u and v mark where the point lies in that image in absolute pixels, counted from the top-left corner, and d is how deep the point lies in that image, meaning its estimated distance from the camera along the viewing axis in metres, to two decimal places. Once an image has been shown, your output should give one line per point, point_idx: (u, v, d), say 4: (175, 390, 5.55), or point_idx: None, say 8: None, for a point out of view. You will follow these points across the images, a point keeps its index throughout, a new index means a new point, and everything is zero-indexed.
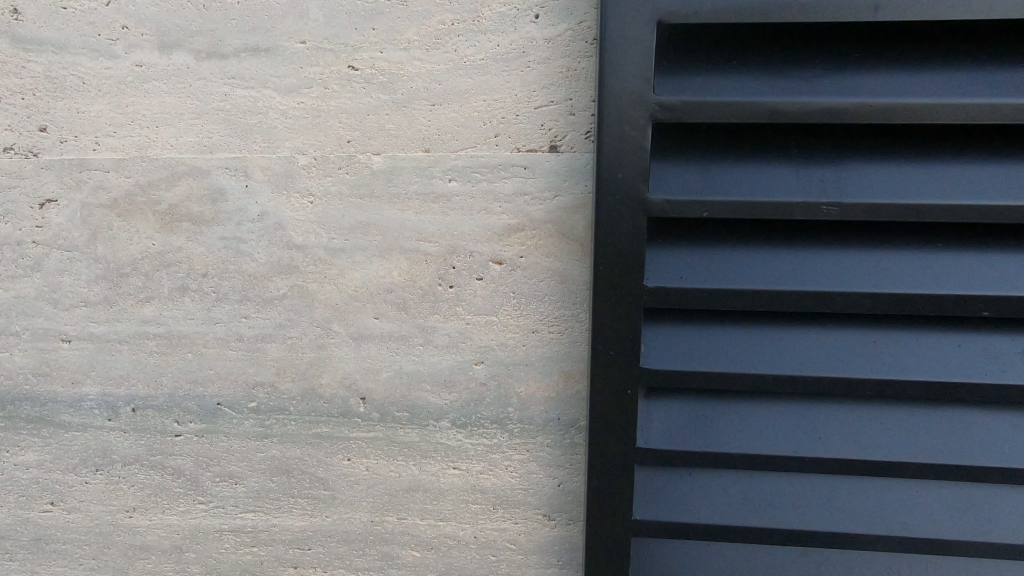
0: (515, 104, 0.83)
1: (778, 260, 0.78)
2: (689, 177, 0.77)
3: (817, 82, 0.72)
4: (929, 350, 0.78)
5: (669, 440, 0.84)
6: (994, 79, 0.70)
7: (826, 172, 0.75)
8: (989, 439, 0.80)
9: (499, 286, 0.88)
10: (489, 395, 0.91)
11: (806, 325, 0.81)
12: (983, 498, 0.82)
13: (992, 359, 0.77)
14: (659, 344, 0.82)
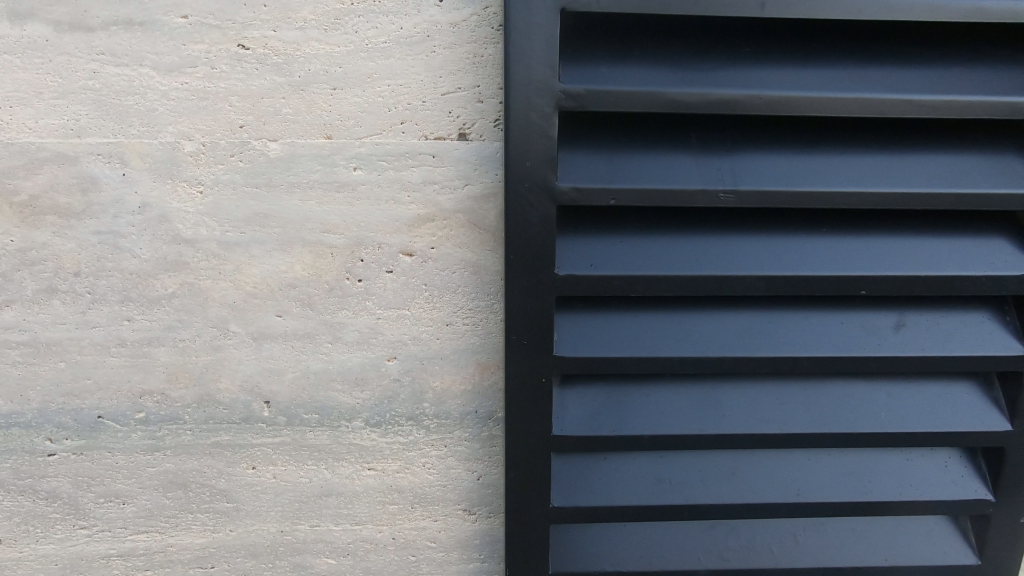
0: (421, 90, 0.79)
1: (684, 245, 0.78)
2: (595, 165, 0.75)
3: (714, 72, 0.72)
4: (823, 330, 0.81)
5: (584, 425, 0.83)
6: (873, 74, 0.73)
7: (724, 161, 0.76)
8: (876, 407, 0.85)
9: (410, 279, 0.85)
10: (403, 391, 0.89)
11: (715, 311, 0.81)
12: (866, 465, 0.88)
13: (877, 335, 0.82)
14: (572, 332, 0.81)
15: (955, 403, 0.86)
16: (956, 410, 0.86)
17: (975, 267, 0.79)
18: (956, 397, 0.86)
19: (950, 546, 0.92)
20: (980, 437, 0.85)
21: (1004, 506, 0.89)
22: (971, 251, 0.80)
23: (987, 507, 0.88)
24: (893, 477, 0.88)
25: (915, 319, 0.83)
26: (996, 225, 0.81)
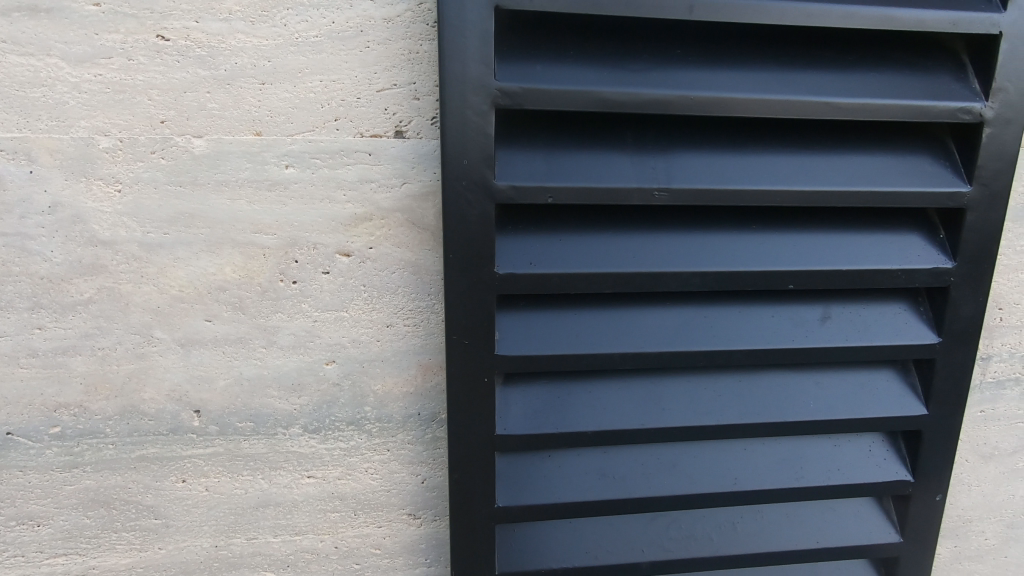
0: (355, 86, 0.77)
1: (621, 243, 0.79)
2: (533, 164, 0.76)
3: (647, 73, 0.74)
4: (755, 323, 0.84)
5: (527, 424, 0.83)
6: (796, 77, 0.76)
7: (658, 160, 0.77)
8: (805, 397, 0.88)
9: (348, 280, 0.83)
10: (343, 395, 0.86)
11: (651, 307, 0.83)
12: (797, 452, 0.92)
13: (804, 327, 0.86)
14: (513, 331, 0.81)
15: (876, 391, 0.91)
16: (877, 397, 0.91)
17: (891, 261, 0.84)
18: (878, 385, 0.91)
19: (875, 526, 0.97)
20: (899, 422, 0.90)
21: (922, 486, 0.94)
22: (887, 246, 0.85)
23: (906, 487, 0.94)
24: (822, 463, 0.92)
25: (839, 311, 0.87)
26: (909, 221, 0.87)
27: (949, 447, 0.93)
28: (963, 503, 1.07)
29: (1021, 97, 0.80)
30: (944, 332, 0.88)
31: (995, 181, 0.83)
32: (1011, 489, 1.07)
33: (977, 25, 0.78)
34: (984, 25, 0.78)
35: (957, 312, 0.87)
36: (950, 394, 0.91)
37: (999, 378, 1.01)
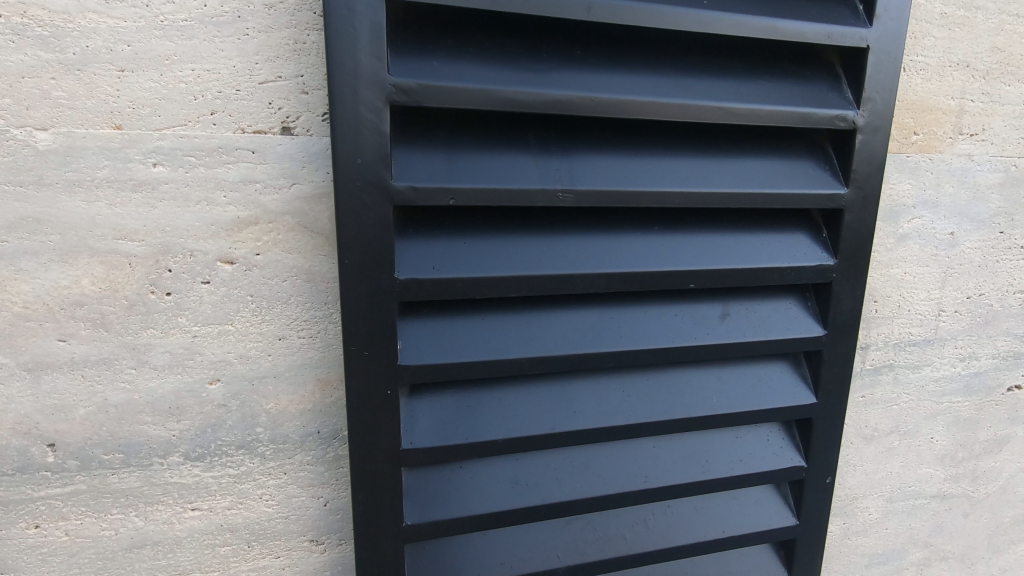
0: (233, 77, 0.71)
1: (527, 245, 0.78)
2: (432, 165, 0.72)
3: (547, 73, 0.73)
4: (659, 323, 0.86)
5: (435, 436, 0.79)
6: (690, 83, 0.78)
7: (562, 161, 0.76)
8: (707, 392, 0.91)
9: (232, 290, 0.75)
10: (230, 417, 0.79)
11: (559, 310, 0.82)
12: (702, 446, 0.95)
13: (704, 325, 0.88)
14: (417, 339, 0.77)
15: (772, 383, 0.96)
16: (772, 388, 0.95)
17: (780, 259, 0.88)
18: (772, 376, 0.96)
19: (774, 511, 1.02)
20: (793, 411, 0.95)
21: (814, 469, 1.00)
22: (777, 245, 0.89)
23: (801, 472, 0.99)
24: (725, 454, 0.96)
25: (736, 309, 0.91)
26: (796, 221, 0.92)
27: (835, 432, 1.00)
28: (850, 482, 1.15)
29: (887, 107, 0.87)
30: (829, 324, 0.94)
31: (867, 184, 0.89)
32: (888, 466, 1.17)
33: (848, 39, 0.83)
34: (854, 38, 0.84)
35: (839, 305, 0.93)
36: (835, 382, 0.97)
37: (877, 365, 1.10)
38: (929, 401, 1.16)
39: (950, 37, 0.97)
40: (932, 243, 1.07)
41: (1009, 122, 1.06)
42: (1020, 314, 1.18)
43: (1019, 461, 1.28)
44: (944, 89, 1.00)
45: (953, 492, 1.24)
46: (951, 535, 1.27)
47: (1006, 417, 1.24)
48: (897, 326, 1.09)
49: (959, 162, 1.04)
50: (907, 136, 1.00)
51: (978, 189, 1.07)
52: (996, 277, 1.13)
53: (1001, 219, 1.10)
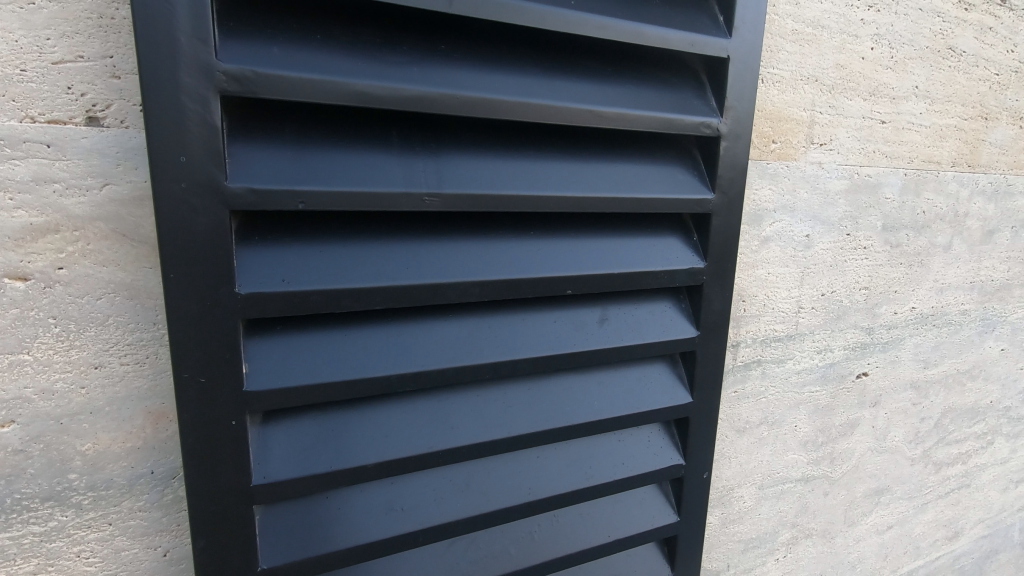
0: (15, 53, 0.58)
1: (392, 252, 0.72)
2: (278, 164, 0.64)
3: (406, 67, 0.67)
4: (537, 330, 0.83)
5: (293, 467, 0.71)
6: (559, 84, 0.77)
7: (427, 162, 0.71)
8: (588, 397, 0.90)
9: (27, 313, 0.62)
10: (32, 466, 0.65)
11: (430, 321, 0.77)
12: (586, 451, 0.94)
13: (583, 330, 0.87)
14: (268, 360, 0.68)
15: (650, 384, 0.97)
16: (651, 390, 0.97)
17: (654, 263, 0.89)
18: (651, 378, 0.97)
19: (657, 509, 1.04)
20: (671, 411, 0.97)
21: (692, 466, 1.03)
22: (650, 248, 0.90)
23: (680, 469, 1.02)
24: (609, 459, 0.96)
25: (614, 312, 0.91)
26: (668, 225, 0.93)
27: (710, 428, 1.03)
28: (726, 474, 1.20)
29: (747, 116, 0.91)
30: (701, 325, 0.97)
31: (732, 188, 0.93)
32: (759, 455, 1.24)
33: (711, 48, 0.86)
34: (716, 48, 0.86)
35: (710, 306, 0.97)
36: (708, 380, 1.00)
37: (747, 361, 1.16)
38: (793, 392, 1.25)
39: (801, 52, 1.04)
40: (791, 244, 1.14)
41: (853, 134, 1.15)
42: (866, 308, 1.30)
43: (867, 441, 1.42)
44: (797, 101, 1.07)
45: (815, 474, 1.35)
46: (814, 513, 1.38)
47: (856, 402, 1.36)
48: (763, 323, 1.16)
49: (812, 169, 1.12)
50: (767, 144, 1.05)
51: (827, 194, 1.16)
52: (845, 275, 1.24)
53: (847, 222, 1.20)
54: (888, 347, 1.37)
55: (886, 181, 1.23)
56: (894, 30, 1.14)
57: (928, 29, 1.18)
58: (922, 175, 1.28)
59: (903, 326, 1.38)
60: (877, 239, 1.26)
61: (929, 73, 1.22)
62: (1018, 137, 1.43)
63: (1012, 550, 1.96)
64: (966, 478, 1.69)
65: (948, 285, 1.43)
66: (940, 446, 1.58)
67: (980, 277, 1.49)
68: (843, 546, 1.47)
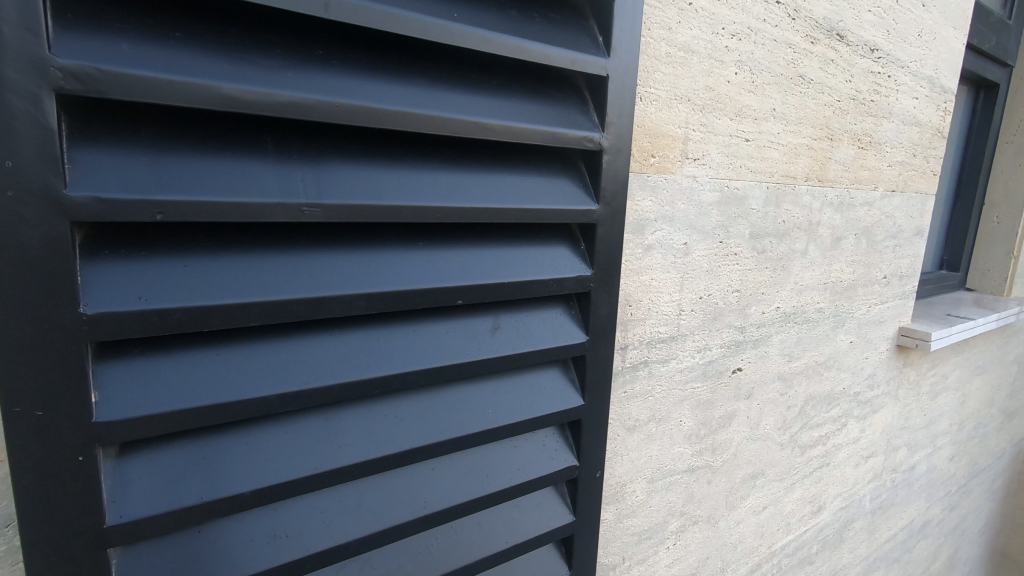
0: None
1: (268, 266, 0.68)
2: (132, 171, 0.59)
3: (279, 72, 0.65)
4: (427, 341, 0.83)
5: (156, 502, 0.64)
6: (443, 96, 0.77)
7: (305, 171, 0.69)
8: (482, 406, 0.91)
9: None
10: None
11: (313, 336, 0.74)
12: (482, 459, 0.95)
13: (475, 339, 0.88)
14: (123, 386, 0.62)
15: (544, 389, 1.00)
16: (545, 394, 0.99)
17: (542, 272, 0.92)
18: (545, 383, 1.00)
19: (554, 511, 1.07)
20: (564, 414, 1.00)
21: (585, 466, 1.07)
22: (539, 257, 0.93)
23: (574, 470, 1.05)
24: (505, 465, 0.97)
25: (506, 321, 0.92)
26: (556, 234, 0.97)
27: (600, 428, 1.08)
28: (619, 470, 1.26)
29: (626, 132, 0.97)
30: (590, 330, 1.01)
31: (614, 200, 0.98)
32: (648, 450, 1.31)
33: (591, 66, 0.90)
34: (596, 66, 0.91)
35: (597, 312, 1.01)
36: (598, 383, 1.05)
37: (635, 362, 1.22)
38: (677, 389, 1.33)
39: (673, 74, 1.12)
40: (671, 252, 1.22)
41: (722, 150, 1.26)
42: (738, 309, 1.42)
43: (743, 431, 1.55)
44: (672, 119, 1.15)
45: (698, 464, 1.45)
46: (699, 501, 1.48)
47: (733, 395, 1.48)
48: (648, 326, 1.23)
49: (687, 182, 1.21)
50: (646, 158, 1.12)
51: (701, 205, 1.25)
52: (719, 279, 1.35)
53: (719, 231, 1.31)
54: (758, 344, 1.51)
55: (751, 194, 1.35)
56: (754, 58, 1.26)
57: (781, 58, 1.32)
58: (780, 188, 1.43)
59: (769, 324, 1.53)
60: (746, 246, 1.39)
61: (784, 97, 1.36)
62: (857, 156, 1.63)
63: (864, 518, 2.22)
64: (826, 457, 1.90)
65: (805, 287, 1.60)
66: (804, 431, 1.77)
67: (831, 278, 1.68)
68: (725, 529, 1.59)
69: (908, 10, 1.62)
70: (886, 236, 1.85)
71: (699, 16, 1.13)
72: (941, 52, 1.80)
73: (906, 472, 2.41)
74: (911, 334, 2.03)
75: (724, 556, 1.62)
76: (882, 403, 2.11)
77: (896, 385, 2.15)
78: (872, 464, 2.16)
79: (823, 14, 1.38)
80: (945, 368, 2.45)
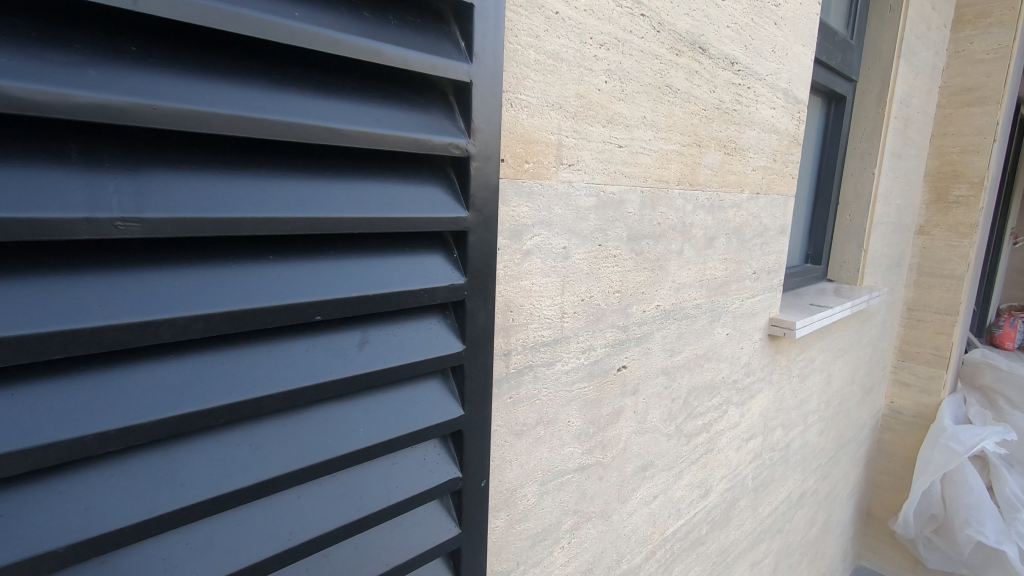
0: None
1: (78, 289, 0.60)
2: None
3: (80, 70, 0.57)
4: (284, 361, 0.77)
5: None
6: (286, 99, 0.72)
7: (120, 181, 0.62)
8: (351, 425, 0.87)
9: None
10: None
11: (142, 365, 0.66)
12: (355, 479, 0.90)
13: (338, 355, 0.83)
14: None
15: (421, 402, 0.97)
16: (422, 407, 0.97)
17: (411, 282, 0.90)
18: (422, 395, 0.98)
19: (438, 525, 1.04)
20: (443, 426, 0.98)
21: (469, 477, 1.06)
22: (407, 267, 0.91)
23: (457, 482, 1.03)
24: (381, 484, 0.93)
25: (375, 334, 0.89)
26: (427, 243, 0.95)
27: (483, 437, 1.07)
28: (508, 476, 1.25)
29: (493, 138, 0.97)
30: (465, 339, 1.00)
31: (485, 208, 0.98)
32: (538, 453, 1.32)
33: (453, 72, 0.89)
34: (458, 72, 0.90)
35: (474, 320, 1.00)
36: (478, 391, 1.04)
37: (519, 367, 1.22)
38: (563, 391, 1.36)
39: (544, 81, 1.14)
40: (550, 256, 1.24)
41: (596, 156, 1.30)
42: (619, 309, 1.47)
43: (631, 425, 1.61)
44: (544, 125, 1.16)
45: (589, 462, 1.48)
46: (591, 497, 1.52)
47: (619, 392, 1.53)
48: (531, 330, 1.24)
49: (564, 187, 1.24)
50: (520, 164, 1.13)
51: (579, 210, 1.28)
52: (600, 281, 1.39)
53: (598, 234, 1.35)
54: (641, 341, 1.57)
55: (626, 198, 1.41)
56: (622, 67, 1.31)
57: (649, 68, 1.38)
58: (655, 192, 1.50)
59: (650, 322, 1.59)
60: (624, 248, 1.44)
61: (653, 106, 1.43)
62: (724, 161, 1.75)
63: (748, 496, 2.39)
64: (710, 442, 2.02)
65: (683, 284, 1.69)
66: (688, 420, 1.87)
67: (706, 276, 1.79)
68: (618, 521, 1.64)
69: (762, 26, 1.77)
70: (753, 235, 2.01)
71: (566, 25, 1.16)
72: (792, 67, 1.99)
73: (782, 450, 2.63)
74: (780, 324, 2.22)
75: (620, 548, 1.67)
76: (759, 388, 2.28)
77: (769, 371, 2.34)
78: (752, 445, 2.34)
79: (686, 27, 1.47)
80: (811, 352, 2.70)
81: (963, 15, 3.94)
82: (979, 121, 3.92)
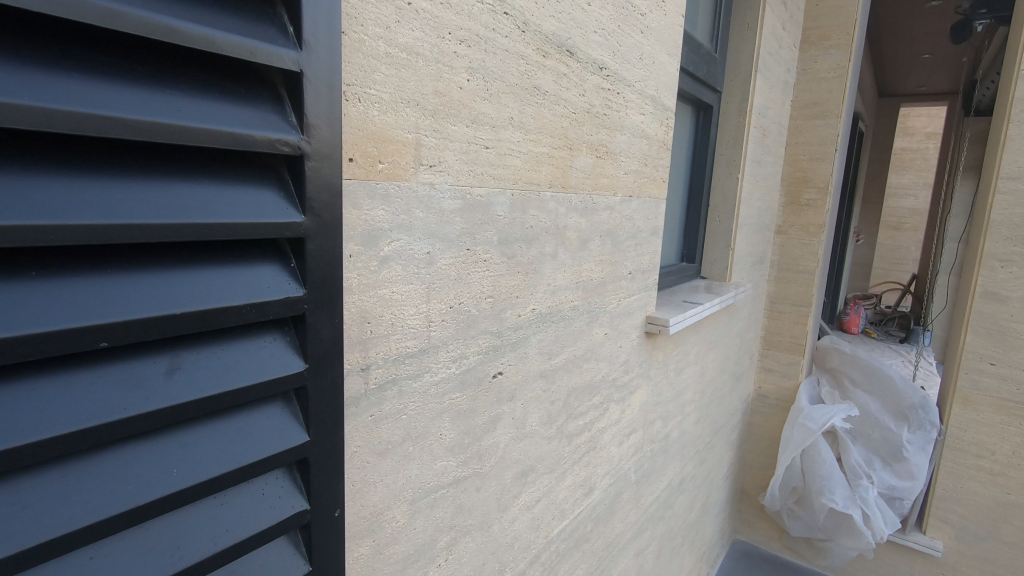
0: None
1: None
2: None
3: None
4: (60, 398, 0.64)
5: None
6: (46, 80, 0.59)
7: None
8: (162, 466, 0.74)
9: None
10: None
11: None
12: (174, 528, 0.76)
13: (139, 386, 0.70)
14: None
15: (257, 431, 0.86)
16: (258, 437, 0.86)
17: (233, 297, 0.79)
18: (258, 424, 0.87)
19: (284, 566, 0.92)
20: (284, 455, 0.88)
21: (319, 508, 0.96)
22: (229, 280, 0.80)
23: (304, 515, 0.93)
24: (209, 529, 0.80)
25: (190, 359, 0.77)
26: (256, 252, 0.84)
27: (334, 463, 0.98)
28: (372, 500, 1.16)
29: (332, 135, 0.88)
30: (309, 358, 0.90)
31: (326, 212, 0.89)
32: (406, 471, 1.24)
33: (278, 59, 0.79)
34: (284, 60, 0.80)
35: (317, 336, 0.91)
36: (327, 414, 0.95)
37: (380, 382, 1.14)
38: (433, 403, 1.29)
39: (397, 76, 1.06)
40: (412, 262, 1.17)
41: (459, 157, 1.24)
42: (491, 314, 1.43)
43: (509, 431, 1.58)
44: (399, 123, 1.08)
45: (464, 474, 1.43)
46: (467, 510, 1.46)
47: (494, 399, 1.50)
48: (393, 342, 1.15)
49: (424, 189, 1.17)
50: (372, 164, 1.04)
51: (442, 214, 1.22)
52: (469, 286, 1.34)
53: (464, 238, 1.30)
54: (516, 346, 1.55)
55: (494, 201, 1.37)
56: (485, 65, 1.27)
57: (514, 68, 1.36)
58: (525, 195, 1.48)
59: (526, 326, 1.58)
60: (494, 253, 1.40)
61: (520, 107, 1.40)
62: (595, 164, 1.78)
63: (630, 487, 2.48)
64: (592, 440, 2.06)
65: (558, 287, 1.69)
66: (569, 421, 1.88)
67: (582, 277, 1.81)
68: (499, 531, 1.61)
69: (628, 34, 1.82)
70: (627, 237, 2.07)
71: (421, 17, 1.09)
72: (659, 75, 2.07)
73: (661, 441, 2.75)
74: (655, 321, 2.32)
75: (501, 557, 1.64)
76: (637, 383, 2.36)
77: (647, 367, 2.44)
78: (633, 439, 2.42)
79: (552, 29, 1.46)
80: (685, 346, 2.86)
81: (809, 37, 4.40)
82: (824, 133, 4.39)
